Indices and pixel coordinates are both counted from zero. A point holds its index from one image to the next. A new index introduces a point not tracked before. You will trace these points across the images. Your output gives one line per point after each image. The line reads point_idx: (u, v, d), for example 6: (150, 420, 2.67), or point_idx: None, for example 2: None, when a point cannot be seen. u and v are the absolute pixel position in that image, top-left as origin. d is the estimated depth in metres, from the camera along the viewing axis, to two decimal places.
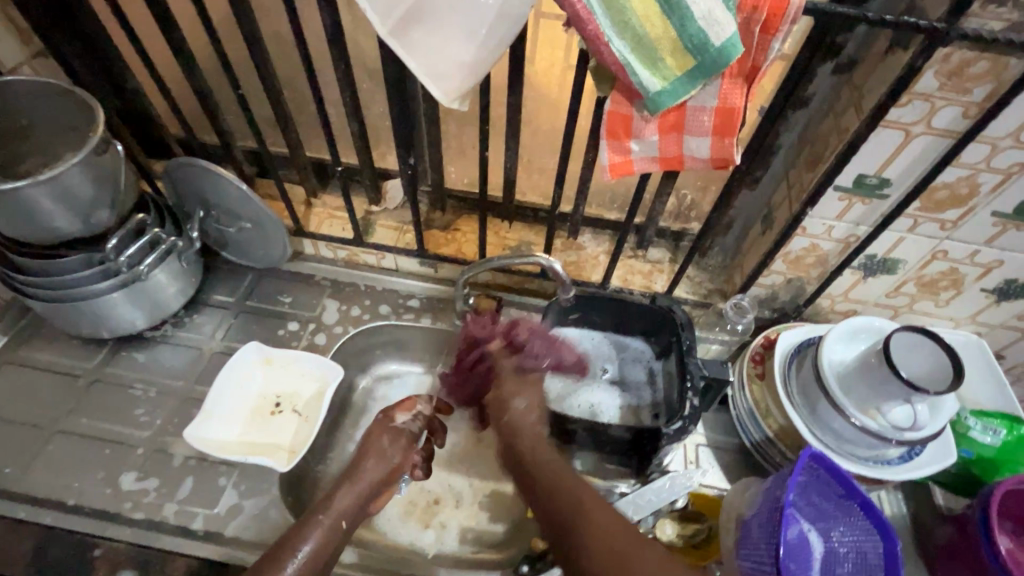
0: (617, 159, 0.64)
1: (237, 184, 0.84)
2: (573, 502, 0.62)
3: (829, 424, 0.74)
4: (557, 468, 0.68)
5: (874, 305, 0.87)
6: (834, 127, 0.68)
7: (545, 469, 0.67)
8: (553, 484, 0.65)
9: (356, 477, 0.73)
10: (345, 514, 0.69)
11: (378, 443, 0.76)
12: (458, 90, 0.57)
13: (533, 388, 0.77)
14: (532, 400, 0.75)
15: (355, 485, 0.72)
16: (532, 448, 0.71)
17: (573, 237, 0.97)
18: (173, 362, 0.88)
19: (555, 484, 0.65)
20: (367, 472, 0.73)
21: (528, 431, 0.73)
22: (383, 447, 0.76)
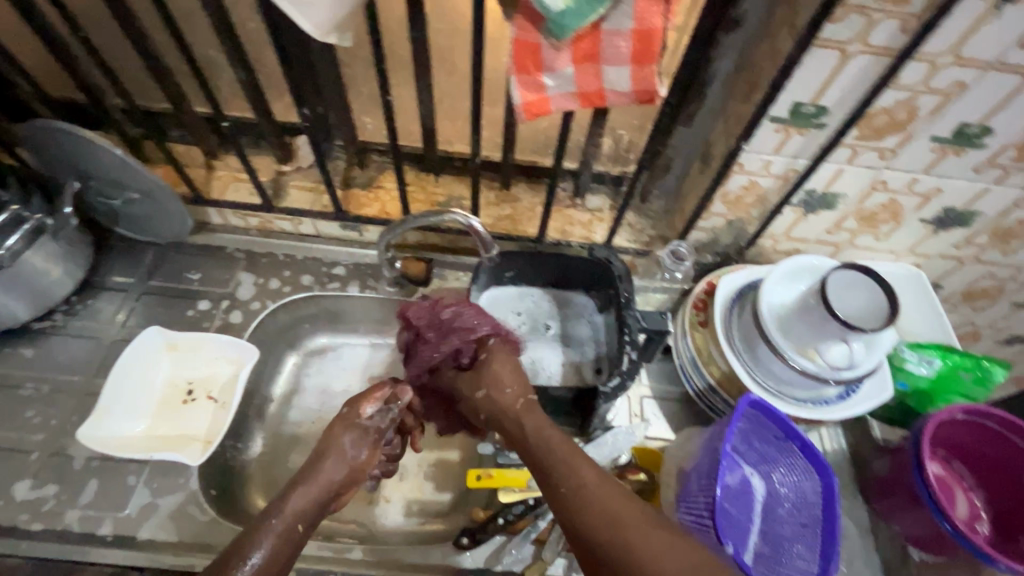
0: (531, 98, 0.56)
1: (112, 150, 0.72)
2: (568, 472, 0.55)
3: (769, 369, 0.73)
4: (551, 437, 0.59)
5: (816, 243, 0.84)
6: (768, 50, 0.62)
7: (542, 439, 0.59)
8: (548, 457, 0.57)
9: (317, 479, 0.65)
10: (305, 516, 0.62)
11: (339, 442, 0.69)
12: (328, 20, 0.49)
13: (496, 368, 0.68)
14: (495, 386, 0.66)
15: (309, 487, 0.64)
16: (520, 417, 0.62)
17: (506, 189, 0.90)
18: (67, 356, 0.79)
19: (552, 457, 0.57)
20: (323, 473, 0.66)
21: (505, 414, 0.64)
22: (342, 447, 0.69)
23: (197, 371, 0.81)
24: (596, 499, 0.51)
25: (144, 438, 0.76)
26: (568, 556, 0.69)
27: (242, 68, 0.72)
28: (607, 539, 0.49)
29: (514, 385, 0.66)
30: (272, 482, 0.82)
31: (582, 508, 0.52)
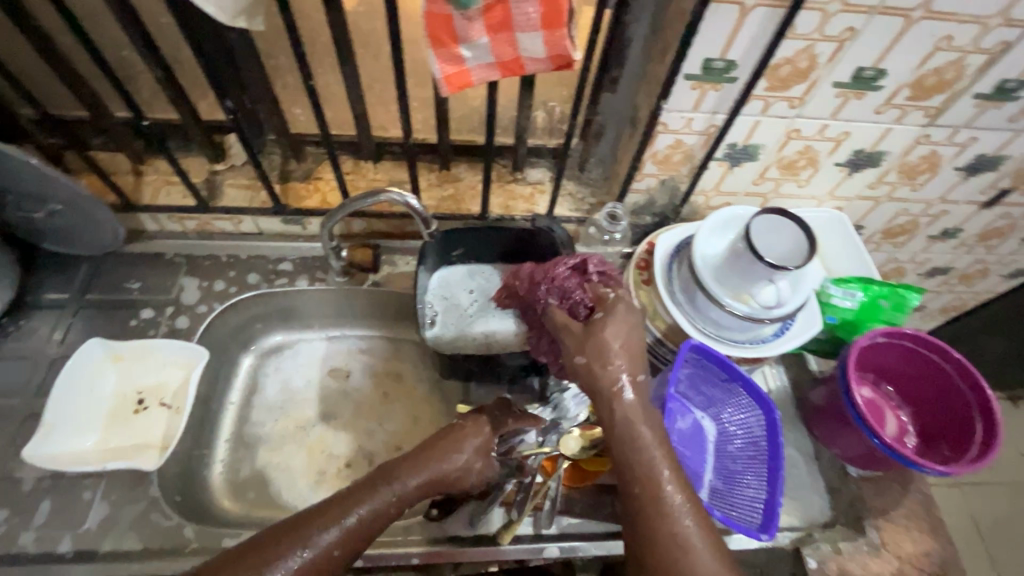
0: (451, 70, 0.57)
1: (27, 159, 0.69)
2: (653, 486, 0.55)
3: (708, 316, 0.77)
4: (645, 439, 0.57)
5: (745, 195, 0.89)
6: (675, 9, 0.65)
7: (633, 436, 0.57)
8: (639, 470, 0.56)
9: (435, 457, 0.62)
10: (408, 500, 0.59)
11: (463, 440, 0.64)
12: (235, 4, 0.49)
13: (603, 336, 0.60)
14: (598, 358, 0.59)
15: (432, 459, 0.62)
16: (615, 405, 0.58)
17: (446, 169, 0.91)
18: (3, 380, 0.76)
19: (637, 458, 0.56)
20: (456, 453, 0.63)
21: (598, 394, 0.59)
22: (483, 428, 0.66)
23: (147, 380, 0.80)
24: (682, 530, 0.54)
25: (96, 450, 0.74)
26: (534, 514, 0.73)
27: (157, 64, 0.70)
28: (673, 556, 0.53)
29: (623, 361, 0.59)
30: (239, 482, 0.81)
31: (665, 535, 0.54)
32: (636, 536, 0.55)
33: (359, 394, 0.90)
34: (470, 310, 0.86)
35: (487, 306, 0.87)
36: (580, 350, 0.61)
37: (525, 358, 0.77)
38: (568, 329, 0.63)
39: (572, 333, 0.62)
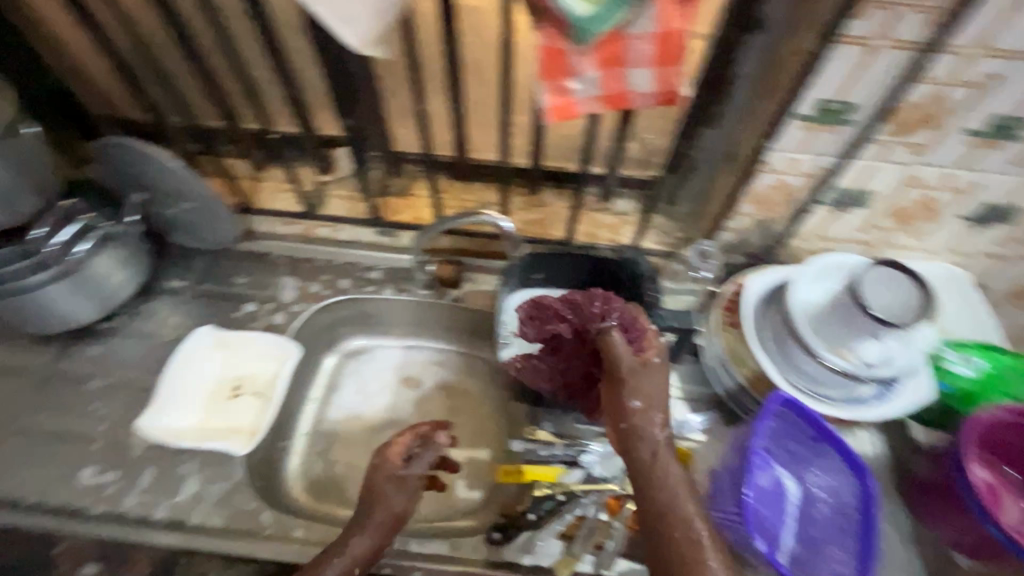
0: (558, 102, 0.58)
1: (170, 160, 0.80)
2: (680, 523, 0.56)
3: (801, 368, 0.72)
4: (672, 473, 0.58)
5: (847, 242, 0.83)
6: (791, 49, 0.63)
7: (662, 470, 0.58)
8: (665, 505, 0.57)
9: (377, 502, 0.68)
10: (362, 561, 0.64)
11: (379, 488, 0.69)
12: (370, 33, 0.54)
13: (655, 381, 0.61)
14: (653, 403, 0.60)
15: (379, 507, 0.68)
16: (658, 449, 0.59)
17: (534, 194, 0.93)
18: (126, 353, 0.85)
19: (661, 493, 0.57)
20: (382, 498, 0.68)
21: (643, 441, 0.59)
22: (381, 464, 0.71)
23: (241, 368, 0.86)
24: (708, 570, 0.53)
25: (193, 428, 0.81)
26: (595, 553, 0.70)
27: (288, 83, 0.77)
28: None
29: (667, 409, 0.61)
30: (312, 475, 0.85)
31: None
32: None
33: (428, 405, 0.92)
34: None
35: None
36: (637, 394, 0.60)
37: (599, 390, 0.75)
38: (624, 364, 0.61)
39: (626, 370, 0.61)
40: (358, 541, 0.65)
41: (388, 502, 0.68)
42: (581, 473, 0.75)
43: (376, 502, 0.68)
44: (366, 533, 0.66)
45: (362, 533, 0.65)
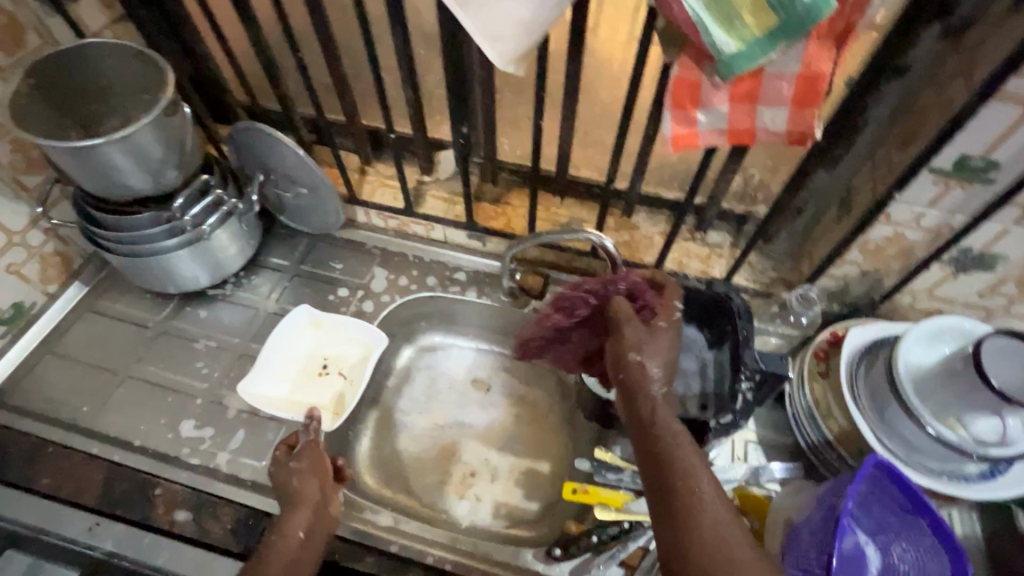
0: (681, 131, 0.58)
1: (296, 151, 0.85)
2: (688, 480, 0.51)
3: (899, 432, 0.68)
4: (676, 428, 0.55)
5: (964, 306, 0.77)
6: (935, 100, 0.60)
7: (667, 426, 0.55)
8: (675, 461, 0.52)
9: (298, 502, 0.64)
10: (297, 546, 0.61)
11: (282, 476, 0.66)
12: (513, 52, 0.54)
13: (660, 342, 0.62)
14: (654, 359, 0.61)
15: (300, 507, 0.64)
16: (657, 403, 0.58)
17: (627, 216, 0.93)
18: (231, 320, 0.92)
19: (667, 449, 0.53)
20: (301, 495, 0.65)
21: (644, 396, 0.58)
22: (307, 466, 0.67)
23: (331, 349, 0.91)
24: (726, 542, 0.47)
25: (285, 399, 0.86)
26: None
27: (411, 87, 0.81)
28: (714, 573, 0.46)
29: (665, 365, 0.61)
30: (380, 459, 0.89)
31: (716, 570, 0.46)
32: (675, 548, 0.48)
33: (494, 409, 0.93)
34: None
35: None
36: (640, 349, 0.61)
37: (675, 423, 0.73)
38: (632, 325, 0.64)
39: (634, 331, 0.63)
40: (289, 543, 0.61)
41: (307, 506, 0.64)
42: None
43: (296, 504, 0.64)
44: (301, 532, 0.62)
45: (288, 538, 0.61)
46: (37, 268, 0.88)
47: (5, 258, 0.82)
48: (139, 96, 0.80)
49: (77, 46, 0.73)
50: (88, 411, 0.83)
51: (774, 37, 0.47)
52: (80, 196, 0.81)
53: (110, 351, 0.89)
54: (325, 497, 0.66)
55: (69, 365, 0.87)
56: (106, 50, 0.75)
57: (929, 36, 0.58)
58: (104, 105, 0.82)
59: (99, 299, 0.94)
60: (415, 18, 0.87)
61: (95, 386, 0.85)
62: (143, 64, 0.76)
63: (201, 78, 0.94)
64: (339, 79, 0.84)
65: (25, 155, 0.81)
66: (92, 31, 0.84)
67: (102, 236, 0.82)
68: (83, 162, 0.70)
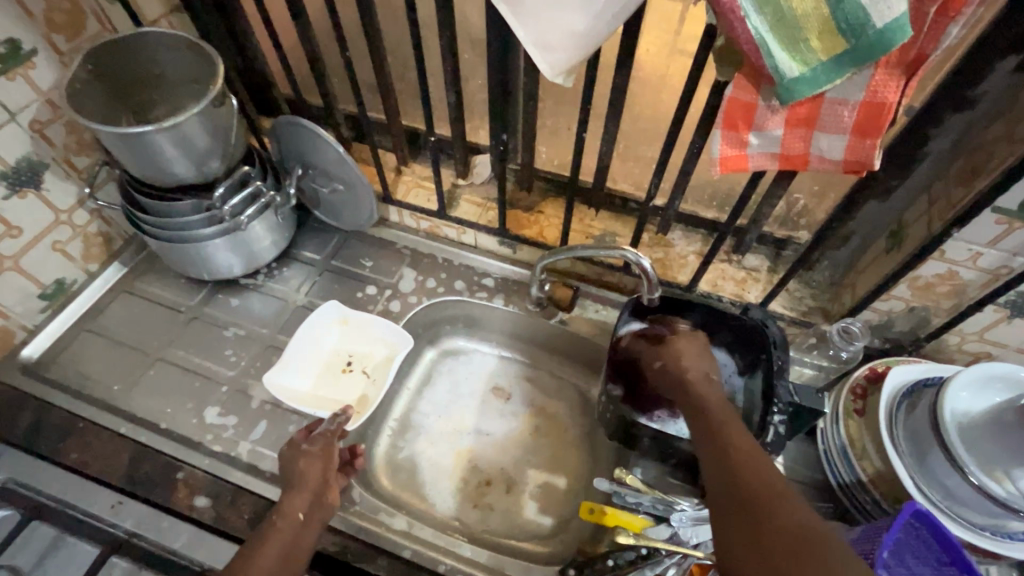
0: (731, 153, 0.56)
1: (336, 147, 0.85)
2: (734, 434, 0.59)
3: (940, 480, 0.65)
4: (726, 406, 0.64)
5: (1016, 352, 0.73)
6: (1004, 136, 0.57)
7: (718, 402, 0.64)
8: (723, 422, 0.61)
9: (300, 484, 0.67)
10: (298, 520, 0.64)
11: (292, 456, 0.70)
12: (565, 64, 0.53)
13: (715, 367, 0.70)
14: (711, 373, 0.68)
15: (300, 490, 0.66)
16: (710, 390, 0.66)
17: (662, 233, 0.91)
18: (260, 310, 0.93)
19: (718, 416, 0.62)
20: (303, 478, 0.68)
21: (702, 386, 0.66)
22: (316, 449, 0.71)
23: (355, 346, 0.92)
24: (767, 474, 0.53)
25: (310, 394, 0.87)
26: None
27: (454, 91, 0.81)
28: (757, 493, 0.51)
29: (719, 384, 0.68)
30: (396, 460, 0.88)
31: (770, 506, 0.50)
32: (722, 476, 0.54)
33: (514, 418, 0.92)
34: None
35: None
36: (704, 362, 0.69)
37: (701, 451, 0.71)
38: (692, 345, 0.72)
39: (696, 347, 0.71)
40: (290, 524, 0.63)
41: (308, 489, 0.67)
42: (668, 531, 0.71)
43: (296, 486, 0.67)
44: (300, 514, 0.65)
45: (290, 518, 0.64)
46: (80, 247, 0.90)
47: (51, 235, 0.85)
48: (191, 86, 0.83)
49: (134, 35, 0.75)
50: (118, 390, 0.85)
51: (841, 63, 0.45)
52: (124, 180, 0.83)
53: (143, 332, 0.90)
54: (326, 482, 0.69)
55: (104, 342, 0.89)
56: (162, 40, 0.77)
57: (1002, 68, 0.56)
58: (158, 92, 0.84)
59: (136, 281, 0.96)
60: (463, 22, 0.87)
61: (126, 366, 0.87)
62: (196, 54, 0.78)
63: (250, 70, 0.95)
64: (384, 79, 0.84)
65: (78, 137, 0.84)
66: (150, 19, 0.86)
67: (143, 220, 0.83)
68: (134, 148, 0.72)
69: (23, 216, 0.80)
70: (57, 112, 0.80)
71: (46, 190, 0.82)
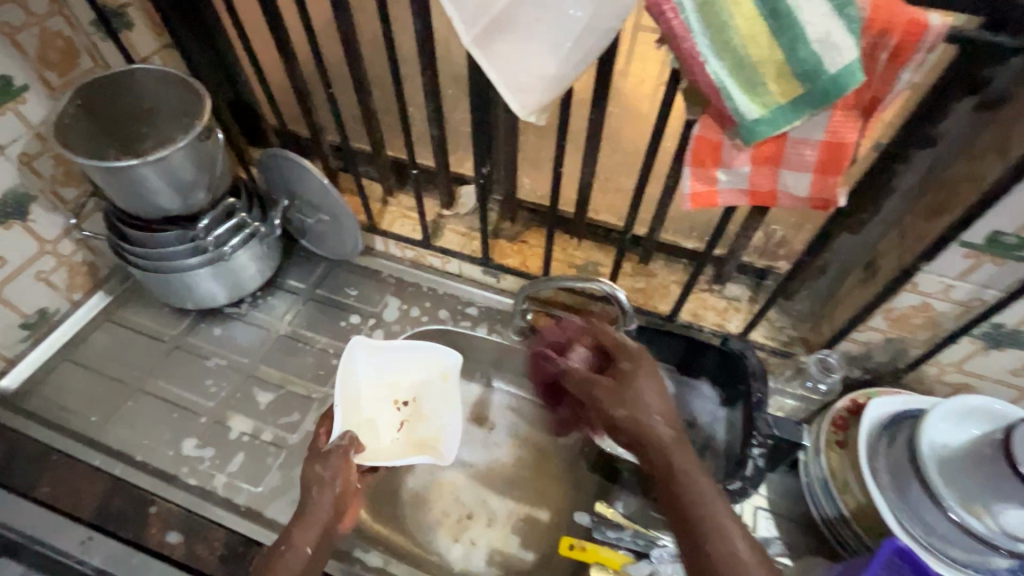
0: (700, 189, 0.58)
1: (321, 179, 0.86)
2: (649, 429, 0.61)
3: (921, 515, 0.64)
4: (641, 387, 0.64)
5: (995, 383, 0.73)
6: (968, 173, 0.58)
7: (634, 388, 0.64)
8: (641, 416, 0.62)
9: (310, 516, 0.64)
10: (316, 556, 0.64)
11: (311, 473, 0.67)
12: (536, 103, 0.53)
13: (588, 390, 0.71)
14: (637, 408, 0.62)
15: (310, 522, 0.64)
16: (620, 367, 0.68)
17: (643, 263, 0.92)
18: (243, 339, 0.93)
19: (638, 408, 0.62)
20: (314, 509, 0.65)
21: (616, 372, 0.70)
22: (332, 475, 0.67)
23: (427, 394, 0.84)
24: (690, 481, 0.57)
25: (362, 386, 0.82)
26: None
27: (436, 125, 0.82)
28: (683, 504, 0.57)
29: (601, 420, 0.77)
30: (377, 493, 0.87)
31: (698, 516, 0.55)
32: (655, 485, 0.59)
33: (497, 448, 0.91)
34: None
35: None
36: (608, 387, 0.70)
37: None
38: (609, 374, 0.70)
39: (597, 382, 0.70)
40: (298, 557, 0.62)
41: (317, 522, 0.64)
42: (648, 569, 0.71)
43: (306, 517, 0.65)
44: (308, 548, 0.63)
45: (297, 553, 0.62)
46: (65, 277, 0.90)
47: (35, 265, 0.85)
48: (181, 120, 0.84)
49: (124, 72, 0.77)
50: (95, 421, 0.84)
51: (798, 106, 0.46)
52: (111, 211, 0.84)
53: (124, 362, 0.90)
54: (338, 511, 0.66)
55: (84, 373, 0.89)
56: (155, 76, 0.79)
57: (961, 108, 0.57)
58: (148, 125, 0.86)
59: (120, 310, 0.96)
60: (446, 58, 0.89)
61: (105, 397, 0.87)
62: (184, 89, 0.80)
63: (239, 103, 0.97)
64: (368, 113, 0.86)
65: (66, 169, 0.85)
66: (141, 56, 0.88)
67: (128, 250, 0.84)
68: (119, 181, 0.73)
69: (7, 246, 0.81)
70: (46, 145, 0.81)
71: (31, 222, 0.83)
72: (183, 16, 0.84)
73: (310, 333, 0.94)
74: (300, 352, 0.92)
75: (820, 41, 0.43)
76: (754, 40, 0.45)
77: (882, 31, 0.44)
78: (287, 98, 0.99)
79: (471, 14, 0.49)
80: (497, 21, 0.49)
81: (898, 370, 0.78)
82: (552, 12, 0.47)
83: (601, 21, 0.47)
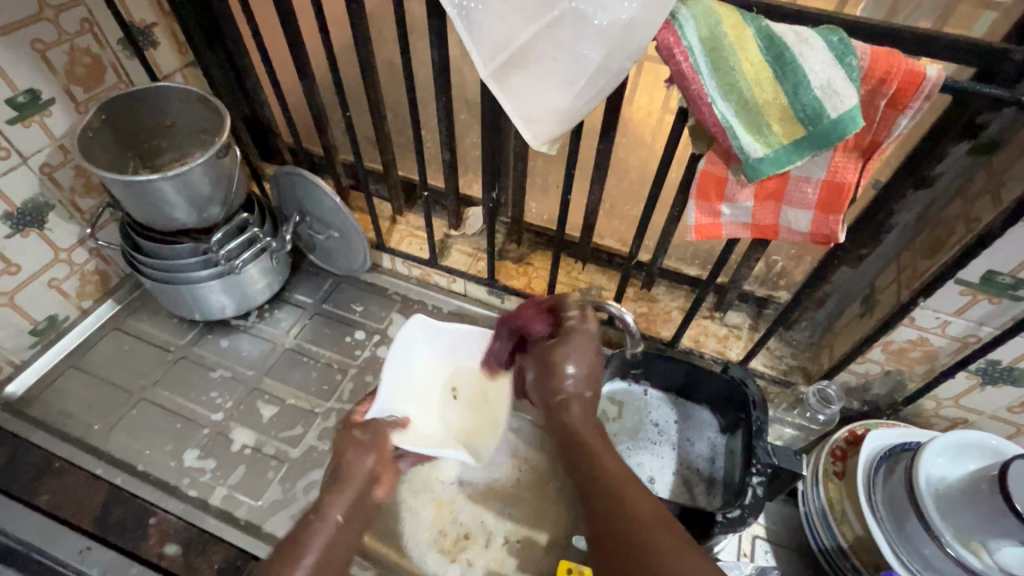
0: (704, 221, 0.60)
1: (333, 197, 0.88)
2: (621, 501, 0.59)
3: (918, 548, 0.64)
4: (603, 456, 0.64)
5: (993, 419, 0.74)
6: (963, 214, 0.60)
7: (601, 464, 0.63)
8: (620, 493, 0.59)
9: (345, 480, 0.69)
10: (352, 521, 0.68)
11: (350, 436, 0.73)
12: (547, 134, 0.55)
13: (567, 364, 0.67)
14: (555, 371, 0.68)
15: (344, 488, 0.69)
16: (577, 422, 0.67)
17: (646, 288, 0.93)
18: (249, 351, 0.94)
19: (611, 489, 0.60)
20: (350, 473, 0.70)
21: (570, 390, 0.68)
22: (368, 438, 0.73)
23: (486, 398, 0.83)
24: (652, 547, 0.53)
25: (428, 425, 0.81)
26: None
27: (449, 149, 0.84)
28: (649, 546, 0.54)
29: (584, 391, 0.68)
30: None
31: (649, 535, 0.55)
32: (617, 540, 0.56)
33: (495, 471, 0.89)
34: (629, 441, 0.82)
35: (642, 441, 0.82)
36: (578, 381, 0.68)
37: (681, 510, 0.69)
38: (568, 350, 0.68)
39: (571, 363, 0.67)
40: (329, 524, 0.66)
41: (349, 491, 0.69)
42: None
43: (341, 482, 0.69)
44: (339, 515, 0.67)
45: (329, 521, 0.66)
46: (76, 285, 0.91)
47: (49, 272, 0.86)
48: (200, 135, 0.88)
49: (149, 89, 0.80)
50: (97, 429, 0.85)
51: (800, 148, 0.49)
52: (126, 221, 0.86)
53: (130, 370, 0.91)
54: (373, 478, 0.71)
55: (90, 380, 0.90)
56: (177, 94, 0.82)
57: (957, 151, 0.60)
58: (167, 138, 0.88)
59: (129, 319, 0.97)
60: (460, 84, 0.91)
61: (110, 404, 0.87)
62: (204, 107, 0.82)
63: (254, 120, 1.00)
64: (382, 135, 0.89)
65: (85, 180, 0.87)
66: (164, 73, 0.91)
67: (141, 260, 0.85)
68: (137, 195, 0.74)
69: (23, 254, 0.82)
70: (67, 156, 0.83)
71: (48, 230, 0.84)
72: (208, 37, 0.87)
73: (315, 347, 0.95)
74: (304, 367, 0.93)
75: (822, 88, 0.45)
76: (759, 84, 0.47)
77: (881, 80, 0.46)
78: (301, 117, 1.02)
79: (489, 49, 0.52)
80: (515, 57, 0.52)
81: (899, 402, 0.79)
82: (568, 51, 0.50)
83: (614, 62, 0.49)
